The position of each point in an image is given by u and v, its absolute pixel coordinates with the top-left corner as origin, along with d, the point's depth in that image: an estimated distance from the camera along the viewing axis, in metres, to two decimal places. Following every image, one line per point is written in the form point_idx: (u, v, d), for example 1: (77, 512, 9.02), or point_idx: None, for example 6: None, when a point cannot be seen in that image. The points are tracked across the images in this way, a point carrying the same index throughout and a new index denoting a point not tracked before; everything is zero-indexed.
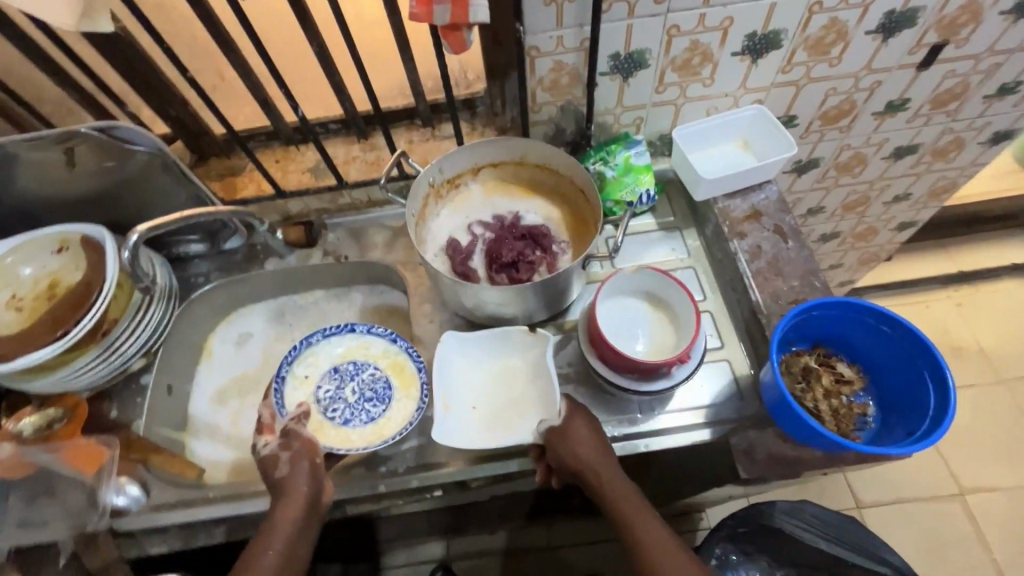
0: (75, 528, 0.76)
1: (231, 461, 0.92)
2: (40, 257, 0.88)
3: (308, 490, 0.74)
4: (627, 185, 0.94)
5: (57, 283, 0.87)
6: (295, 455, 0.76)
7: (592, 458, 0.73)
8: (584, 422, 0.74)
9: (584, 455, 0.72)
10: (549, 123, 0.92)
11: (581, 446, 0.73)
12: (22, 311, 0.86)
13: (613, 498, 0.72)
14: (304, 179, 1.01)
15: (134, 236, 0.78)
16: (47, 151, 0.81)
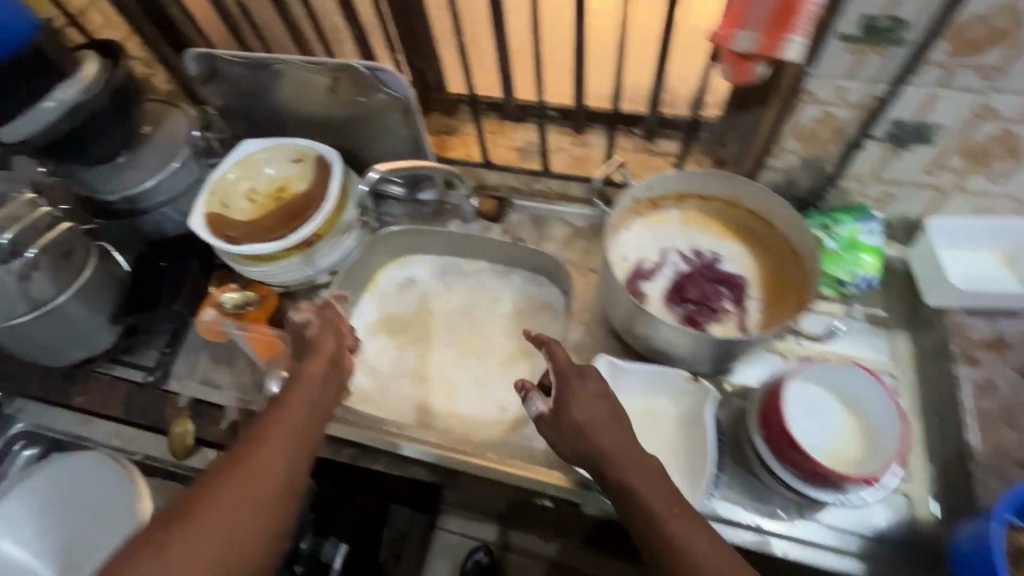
0: (241, 402, 0.87)
1: (367, 391, 0.99)
2: (279, 161, 0.99)
3: (334, 350, 0.77)
4: (847, 262, 0.84)
5: (287, 188, 0.98)
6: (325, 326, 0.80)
7: (623, 452, 0.65)
8: (585, 397, 0.69)
9: (609, 447, 0.65)
10: (783, 172, 0.84)
11: (600, 431, 0.66)
12: (255, 203, 0.97)
13: (638, 498, 0.62)
14: (511, 156, 1.03)
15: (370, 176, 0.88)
16: (317, 76, 0.91)
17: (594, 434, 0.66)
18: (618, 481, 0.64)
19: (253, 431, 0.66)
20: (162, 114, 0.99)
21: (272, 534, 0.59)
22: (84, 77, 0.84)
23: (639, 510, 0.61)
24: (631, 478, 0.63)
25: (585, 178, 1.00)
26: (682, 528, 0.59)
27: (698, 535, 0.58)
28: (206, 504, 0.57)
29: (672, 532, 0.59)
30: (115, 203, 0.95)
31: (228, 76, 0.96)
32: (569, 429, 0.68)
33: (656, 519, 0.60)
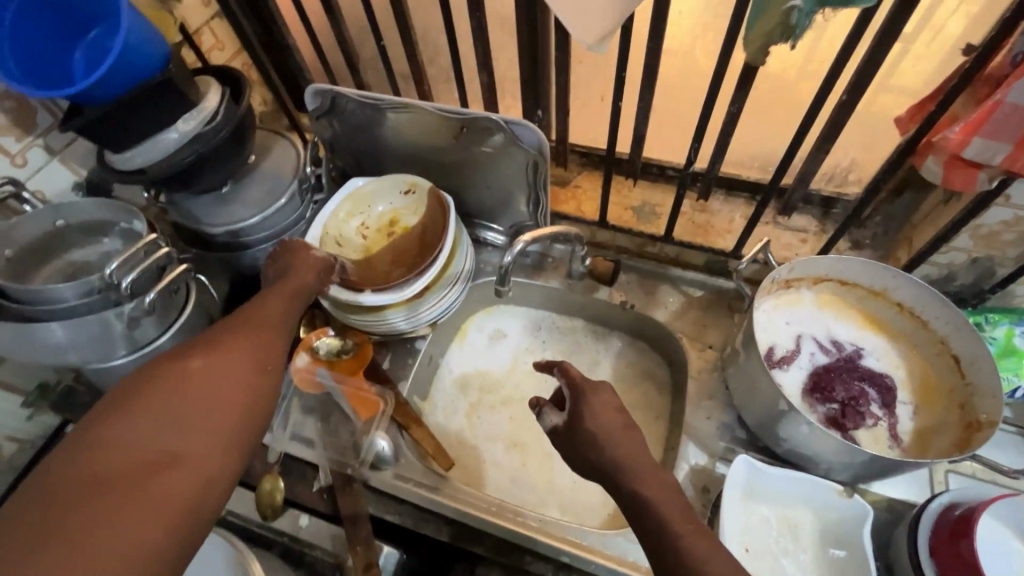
0: (336, 463, 0.81)
1: (460, 453, 0.93)
2: (389, 195, 0.95)
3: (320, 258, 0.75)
4: (1004, 370, 0.78)
5: (398, 222, 0.94)
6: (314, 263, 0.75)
7: (632, 458, 0.57)
8: (607, 408, 0.61)
9: (621, 456, 0.57)
10: (943, 268, 0.78)
11: (619, 441, 0.58)
12: (367, 239, 0.94)
13: (654, 506, 0.54)
14: (626, 217, 0.99)
15: (520, 245, 0.81)
16: (445, 121, 0.86)
17: (607, 448, 0.58)
18: (632, 492, 0.55)
19: (230, 323, 0.60)
20: (268, 144, 0.95)
21: (256, 407, 0.53)
22: (206, 109, 0.81)
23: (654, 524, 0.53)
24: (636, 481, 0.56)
25: (709, 247, 0.95)
26: (721, 567, 0.49)
27: (710, 553, 0.50)
28: (167, 373, 0.50)
29: (693, 558, 0.50)
30: (216, 235, 0.89)
31: (345, 112, 0.92)
32: (574, 442, 0.61)
33: (675, 538, 0.51)
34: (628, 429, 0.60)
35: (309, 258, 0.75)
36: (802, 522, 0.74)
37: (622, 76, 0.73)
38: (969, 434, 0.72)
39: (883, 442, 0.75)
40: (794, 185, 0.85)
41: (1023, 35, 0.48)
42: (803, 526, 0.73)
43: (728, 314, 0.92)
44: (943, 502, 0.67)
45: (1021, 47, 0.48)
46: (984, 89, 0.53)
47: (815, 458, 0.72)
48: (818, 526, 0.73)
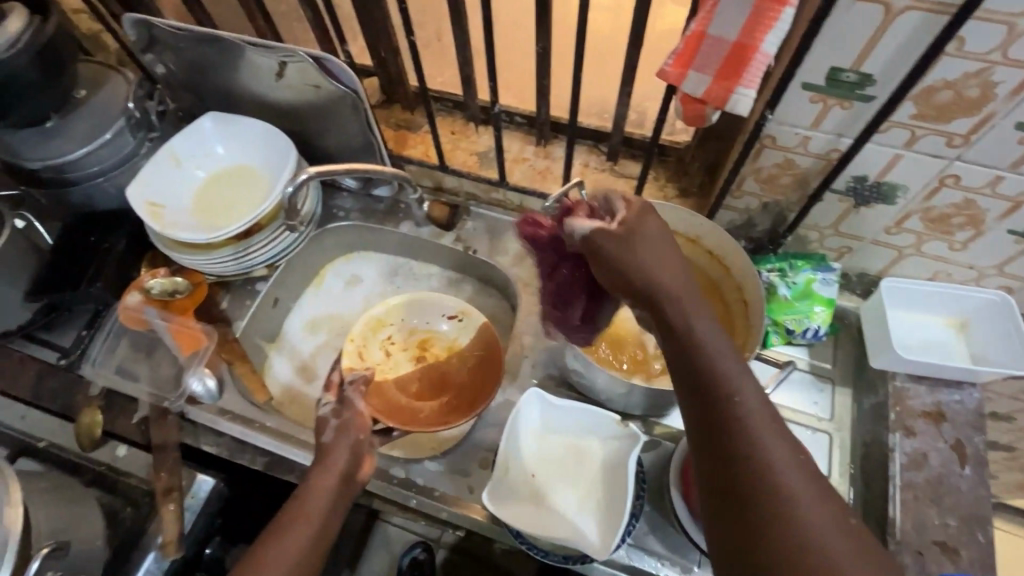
0: (154, 397, 0.82)
1: (297, 393, 0.95)
2: (433, 314, 0.95)
3: (349, 464, 0.67)
4: (796, 312, 0.82)
5: (429, 344, 0.94)
6: (344, 424, 0.71)
7: (676, 279, 0.52)
8: (658, 239, 0.55)
9: (652, 274, 0.52)
10: (742, 213, 0.80)
11: (666, 255, 0.53)
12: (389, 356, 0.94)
13: (674, 305, 0.51)
14: (469, 161, 0.98)
15: (302, 176, 0.82)
16: (265, 59, 0.84)
17: (644, 257, 0.53)
18: (648, 279, 0.52)
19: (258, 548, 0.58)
20: (99, 78, 0.93)
21: None
22: (6, 33, 0.77)
23: (713, 377, 0.48)
24: (682, 307, 0.51)
25: (543, 194, 0.95)
26: (748, 390, 0.47)
27: (750, 389, 0.47)
28: None
29: (712, 377, 0.48)
30: (38, 170, 0.87)
31: (169, 45, 0.88)
32: (620, 266, 0.54)
33: (723, 376, 0.48)
34: (673, 255, 0.54)
35: (335, 451, 0.68)
36: (588, 452, 0.77)
37: None
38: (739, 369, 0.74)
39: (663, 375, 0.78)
40: (617, 130, 0.86)
41: None
42: (588, 455, 0.77)
43: None
44: None
45: None
46: None
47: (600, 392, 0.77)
48: (601, 453, 0.77)
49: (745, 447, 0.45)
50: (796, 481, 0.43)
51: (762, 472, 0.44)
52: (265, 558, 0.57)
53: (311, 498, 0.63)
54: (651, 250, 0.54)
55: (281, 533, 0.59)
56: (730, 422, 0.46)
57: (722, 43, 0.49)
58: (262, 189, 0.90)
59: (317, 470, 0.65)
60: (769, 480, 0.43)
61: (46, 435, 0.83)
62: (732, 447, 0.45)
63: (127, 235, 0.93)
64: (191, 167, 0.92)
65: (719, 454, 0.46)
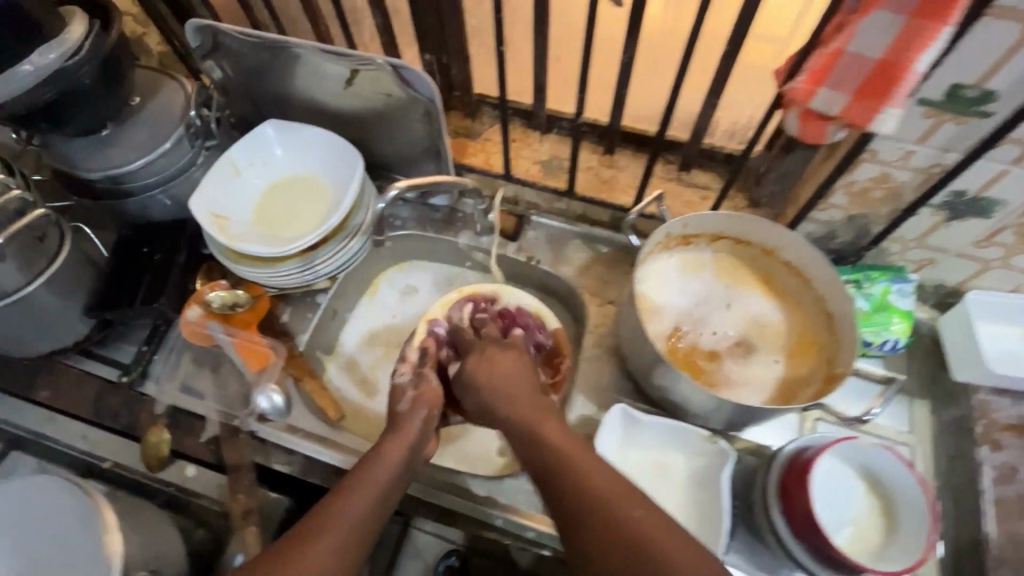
0: (224, 416, 0.81)
1: (358, 407, 0.92)
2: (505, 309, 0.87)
3: (419, 435, 0.71)
4: (875, 324, 0.81)
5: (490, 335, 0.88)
6: (418, 398, 0.75)
7: (525, 413, 0.68)
8: (511, 366, 0.74)
9: (502, 393, 0.71)
10: (825, 224, 0.79)
11: (502, 391, 0.71)
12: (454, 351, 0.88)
13: (525, 422, 0.67)
14: (533, 170, 0.98)
15: (393, 189, 0.81)
16: (335, 65, 0.81)
17: (492, 395, 0.71)
18: (506, 421, 0.69)
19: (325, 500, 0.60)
20: (155, 84, 0.90)
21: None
22: (68, 41, 0.74)
23: (574, 470, 0.59)
24: (526, 417, 0.68)
25: (612, 203, 0.95)
26: (596, 469, 0.58)
27: (553, 427, 0.65)
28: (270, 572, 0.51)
29: (561, 448, 0.62)
30: (96, 181, 0.85)
31: (233, 52, 0.85)
32: (481, 397, 0.73)
33: (551, 446, 0.63)
34: (518, 378, 0.72)
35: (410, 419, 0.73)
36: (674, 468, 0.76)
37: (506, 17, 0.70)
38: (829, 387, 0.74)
39: (747, 391, 0.78)
40: (692, 140, 0.85)
41: None
42: (674, 472, 0.75)
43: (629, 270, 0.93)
44: (797, 446, 0.70)
45: None
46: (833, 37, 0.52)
47: (686, 408, 0.75)
48: (688, 470, 0.75)
49: (621, 524, 0.53)
50: (651, 525, 0.53)
51: (558, 458, 0.61)
52: (343, 508, 0.59)
53: (378, 464, 0.66)
54: (497, 375, 0.73)
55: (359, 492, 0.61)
56: (576, 484, 0.58)
57: (864, 61, 0.48)
58: (326, 199, 0.88)
59: (387, 440, 0.69)
60: (621, 519, 0.53)
61: (110, 455, 0.81)
62: (598, 490, 0.56)
63: (187, 246, 0.89)
64: (252, 177, 0.89)
65: (585, 501, 0.56)
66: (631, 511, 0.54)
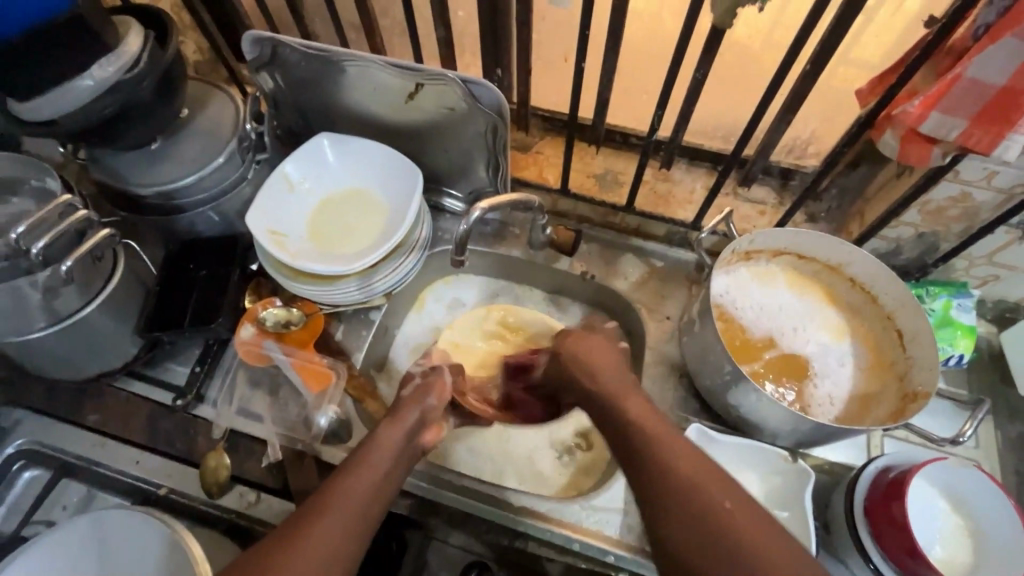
0: (286, 440, 0.78)
1: None
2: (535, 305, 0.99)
3: (416, 423, 0.72)
4: (942, 340, 0.81)
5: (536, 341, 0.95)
6: (425, 387, 0.77)
7: (613, 391, 0.70)
8: (598, 345, 0.78)
9: (593, 375, 0.73)
10: (892, 241, 0.80)
11: (607, 374, 0.72)
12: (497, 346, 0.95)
13: (615, 407, 0.68)
14: (588, 184, 0.97)
15: (478, 213, 0.76)
16: (399, 80, 0.79)
17: (594, 378, 0.73)
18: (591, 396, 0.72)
19: (331, 482, 0.61)
20: (206, 97, 0.87)
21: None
22: (126, 54, 0.72)
23: (662, 469, 0.58)
24: (603, 390, 0.71)
25: (671, 218, 0.94)
26: (676, 443, 0.60)
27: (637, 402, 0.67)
28: (269, 551, 0.53)
29: (649, 432, 0.62)
30: (147, 198, 0.82)
31: (289, 64, 0.83)
32: (577, 380, 0.75)
33: (647, 432, 0.62)
34: (608, 362, 0.75)
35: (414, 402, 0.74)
36: (749, 488, 0.75)
37: (585, 34, 0.69)
38: (907, 406, 0.74)
39: (825, 410, 0.77)
40: (756, 156, 0.85)
41: (985, 8, 0.47)
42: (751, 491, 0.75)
43: (687, 285, 0.92)
44: (880, 465, 0.71)
45: (983, 21, 0.48)
46: (945, 62, 0.52)
47: (763, 428, 0.75)
48: (763, 489, 0.75)
49: (687, 482, 0.56)
50: (743, 513, 0.53)
51: (648, 445, 0.61)
52: (340, 489, 0.60)
53: (375, 449, 0.66)
54: (600, 367, 0.74)
55: (355, 475, 0.62)
56: (661, 456, 0.59)
57: (983, 86, 0.48)
58: (383, 215, 0.86)
59: (386, 426, 0.70)
60: (705, 490, 0.55)
61: (165, 481, 0.78)
62: (682, 480, 0.56)
63: (240, 264, 0.86)
64: (303, 192, 0.87)
65: (655, 473, 0.58)
66: (696, 479, 0.56)
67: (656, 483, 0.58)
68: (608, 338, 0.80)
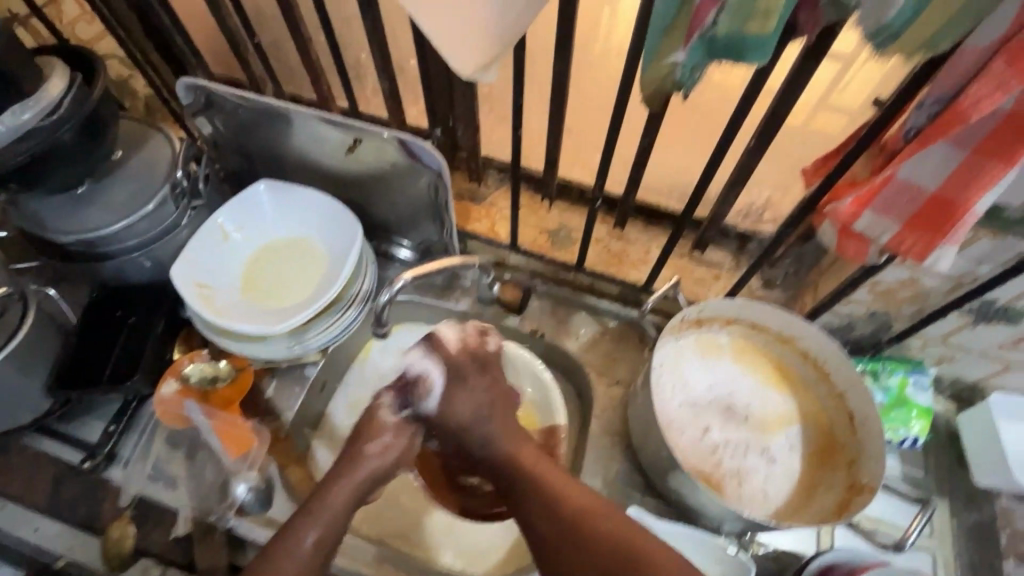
0: (199, 510, 0.74)
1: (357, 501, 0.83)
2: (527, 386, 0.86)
3: (388, 465, 0.67)
4: (895, 421, 0.77)
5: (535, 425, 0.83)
6: (393, 447, 0.68)
7: (508, 439, 0.66)
8: (469, 395, 0.67)
9: (483, 437, 0.66)
10: (845, 317, 0.77)
11: (487, 426, 0.66)
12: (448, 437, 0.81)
13: (505, 455, 0.65)
14: (540, 239, 0.94)
15: (399, 284, 0.71)
16: (338, 132, 0.76)
17: (479, 428, 0.66)
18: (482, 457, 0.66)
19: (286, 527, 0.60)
20: (140, 137, 0.84)
21: None
22: (45, 98, 0.69)
23: (550, 505, 0.60)
24: (502, 441, 0.66)
25: (622, 278, 0.91)
26: (563, 486, 0.61)
27: (499, 433, 0.66)
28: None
29: (539, 478, 0.62)
30: (68, 244, 0.78)
31: (226, 110, 0.80)
32: (464, 433, 0.67)
33: (533, 474, 0.63)
34: (500, 415, 0.68)
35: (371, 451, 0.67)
36: None
37: (520, 99, 0.66)
38: (852, 497, 0.71)
39: (766, 497, 0.74)
40: (708, 222, 0.83)
41: (915, 110, 0.45)
42: None
43: (638, 349, 0.88)
44: (825, 561, 0.66)
45: (913, 123, 0.45)
46: (879, 157, 0.50)
47: (704, 515, 0.71)
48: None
49: (597, 541, 0.57)
50: (625, 530, 0.57)
51: (540, 495, 0.61)
52: (297, 528, 0.60)
53: (343, 484, 0.64)
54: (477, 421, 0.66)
55: (281, 561, 0.58)
56: (551, 503, 0.60)
57: (915, 189, 0.46)
58: (320, 268, 0.82)
59: (335, 481, 0.64)
60: (603, 531, 0.58)
61: (64, 551, 0.72)
62: (599, 537, 0.57)
63: (166, 314, 0.82)
64: (240, 241, 0.83)
65: (567, 524, 0.59)
66: (598, 526, 0.58)
67: (570, 546, 0.58)
68: (478, 369, 0.69)
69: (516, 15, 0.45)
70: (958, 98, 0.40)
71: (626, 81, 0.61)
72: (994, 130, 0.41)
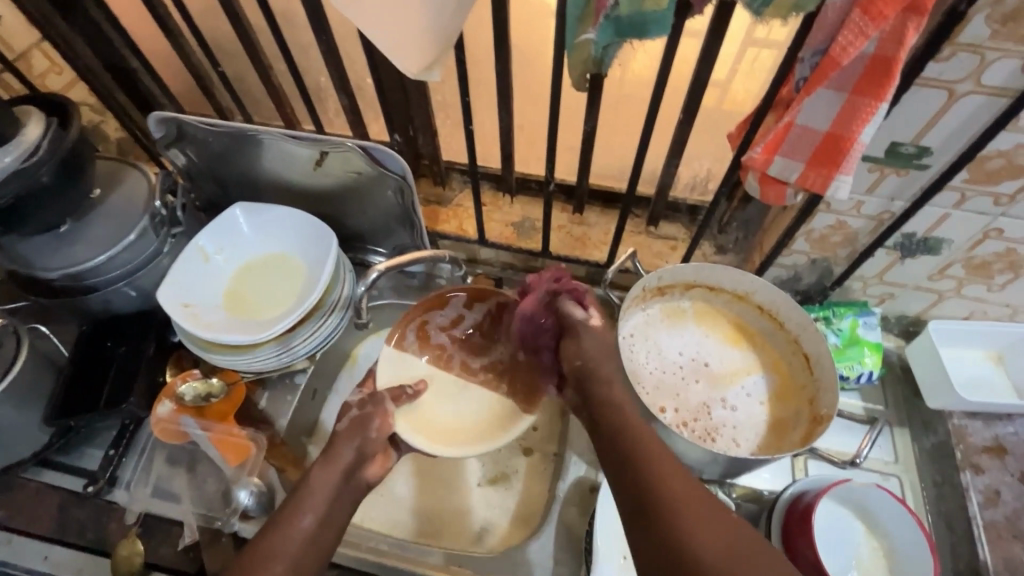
0: (203, 519, 0.77)
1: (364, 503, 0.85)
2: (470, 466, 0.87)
3: (355, 457, 0.68)
4: (848, 358, 0.83)
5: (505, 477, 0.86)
6: (363, 418, 0.72)
7: (624, 407, 0.64)
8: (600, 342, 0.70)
9: (603, 377, 0.67)
10: (790, 268, 0.84)
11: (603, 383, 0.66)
12: (431, 483, 0.86)
13: (604, 393, 0.66)
14: (507, 232, 0.99)
15: (375, 274, 0.76)
16: (305, 148, 0.82)
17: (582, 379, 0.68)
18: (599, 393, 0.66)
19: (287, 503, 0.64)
20: (116, 175, 0.87)
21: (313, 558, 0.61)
22: (24, 143, 0.72)
23: (621, 422, 0.62)
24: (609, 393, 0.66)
25: (587, 260, 0.96)
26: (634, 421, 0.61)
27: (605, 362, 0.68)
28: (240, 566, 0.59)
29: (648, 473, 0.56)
30: (55, 280, 0.81)
31: (197, 139, 0.85)
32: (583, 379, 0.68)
33: (635, 432, 0.60)
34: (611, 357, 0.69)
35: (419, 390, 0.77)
36: None
37: (466, 99, 0.73)
38: (816, 428, 0.77)
39: (736, 444, 0.79)
40: (659, 197, 0.89)
41: (801, 63, 0.52)
42: None
43: (609, 324, 0.94)
44: (796, 490, 0.71)
45: (801, 75, 0.52)
46: (782, 109, 0.57)
47: (682, 465, 0.75)
48: None
49: (651, 474, 0.55)
50: (679, 487, 0.54)
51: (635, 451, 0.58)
52: (297, 505, 0.63)
53: (324, 465, 0.67)
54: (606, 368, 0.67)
55: (283, 532, 0.61)
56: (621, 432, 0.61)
57: (812, 132, 0.53)
58: (301, 278, 0.87)
59: (319, 467, 0.67)
60: (664, 480, 0.54)
61: None
62: (665, 483, 0.54)
63: (156, 338, 0.85)
64: (222, 261, 0.88)
65: (627, 456, 0.58)
66: (696, 515, 0.51)
67: (673, 535, 0.50)
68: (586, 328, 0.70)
69: (448, 15, 0.52)
70: (830, 48, 0.47)
71: (562, 73, 0.68)
72: (866, 70, 0.48)
